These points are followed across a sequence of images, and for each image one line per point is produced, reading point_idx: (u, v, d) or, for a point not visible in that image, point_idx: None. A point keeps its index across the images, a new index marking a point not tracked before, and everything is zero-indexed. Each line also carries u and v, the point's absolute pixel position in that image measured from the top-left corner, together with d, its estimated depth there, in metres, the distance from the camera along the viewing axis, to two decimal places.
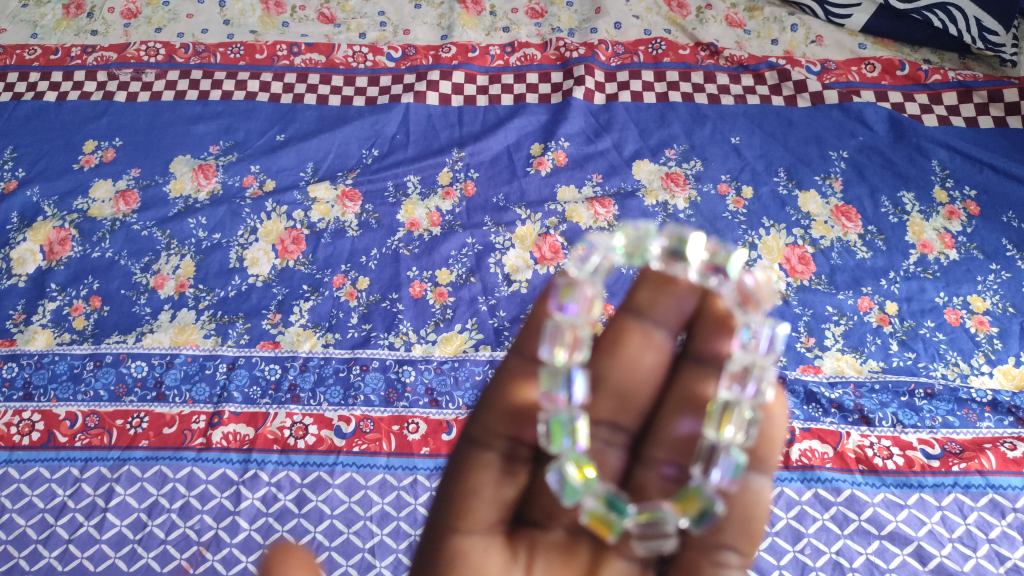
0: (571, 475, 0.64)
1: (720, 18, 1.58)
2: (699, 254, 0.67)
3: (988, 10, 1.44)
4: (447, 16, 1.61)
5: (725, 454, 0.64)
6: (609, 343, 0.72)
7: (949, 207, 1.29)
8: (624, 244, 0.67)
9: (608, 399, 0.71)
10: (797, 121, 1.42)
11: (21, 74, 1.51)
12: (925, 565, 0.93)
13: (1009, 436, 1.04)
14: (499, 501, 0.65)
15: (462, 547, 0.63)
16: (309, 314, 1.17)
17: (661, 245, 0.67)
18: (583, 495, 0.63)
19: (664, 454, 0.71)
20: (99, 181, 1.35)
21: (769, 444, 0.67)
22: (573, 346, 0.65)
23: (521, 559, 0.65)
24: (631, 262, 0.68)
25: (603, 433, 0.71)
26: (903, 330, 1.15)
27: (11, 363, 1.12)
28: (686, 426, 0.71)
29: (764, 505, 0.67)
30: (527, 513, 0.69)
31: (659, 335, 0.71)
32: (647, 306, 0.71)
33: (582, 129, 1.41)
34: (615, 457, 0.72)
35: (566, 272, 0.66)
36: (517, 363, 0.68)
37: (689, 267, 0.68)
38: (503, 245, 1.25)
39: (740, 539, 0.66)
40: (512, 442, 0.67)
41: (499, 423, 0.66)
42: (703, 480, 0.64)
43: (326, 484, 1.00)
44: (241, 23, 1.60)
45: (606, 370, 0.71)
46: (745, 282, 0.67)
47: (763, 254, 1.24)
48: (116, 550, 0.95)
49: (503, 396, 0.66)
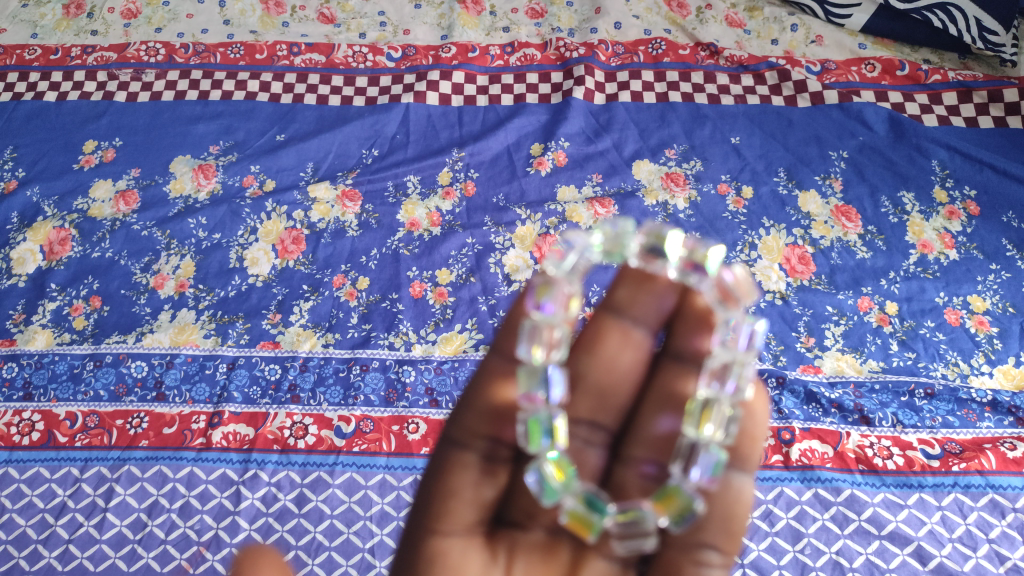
0: (550, 474, 0.64)
1: (720, 18, 1.58)
2: (677, 251, 0.68)
3: (988, 10, 1.44)
4: (447, 16, 1.61)
5: (704, 452, 0.63)
6: (587, 342, 0.71)
7: (949, 207, 1.29)
8: (602, 241, 0.69)
9: (587, 398, 0.71)
10: (797, 121, 1.42)
11: (21, 74, 1.51)
12: (925, 565, 0.93)
13: (1009, 436, 1.04)
14: (479, 502, 0.65)
15: (441, 548, 0.63)
16: (309, 315, 1.17)
17: (640, 242, 0.69)
18: (562, 494, 0.63)
19: (644, 453, 0.70)
20: (99, 181, 1.35)
21: (750, 441, 0.66)
22: (550, 345, 0.65)
23: (501, 560, 0.65)
24: (610, 258, 0.70)
25: (583, 432, 0.71)
26: (903, 330, 1.15)
27: (11, 363, 1.12)
28: (666, 424, 0.70)
29: (745, 504, 0.67)
30: (507, 513, 0.69)
31: (638, 333, 0.71)
32: (626, 304, 0.71)
33: (582, 129, 1.41)
34: (595, 456, 0.71)
35: (544, 272, 0.68)
36: (497, 363, 0.68)
37: (668, 264, 0.69)
38: (502, 245, 1.25)
39: (721, 538, 0.66)
40: (492, 442, 0.66)
41: (479, 423, 0.66)
42: (682, 478, 0.63)
43: (326, 484, 1.01)
44: (241, 23, 1.60)
45: (584, 368, 0.71)
46: (723, 279, 0.68)
47: (763, 254, 1.24)
48: (116, 550, 0.95)
49: (483, 396, 0.66)
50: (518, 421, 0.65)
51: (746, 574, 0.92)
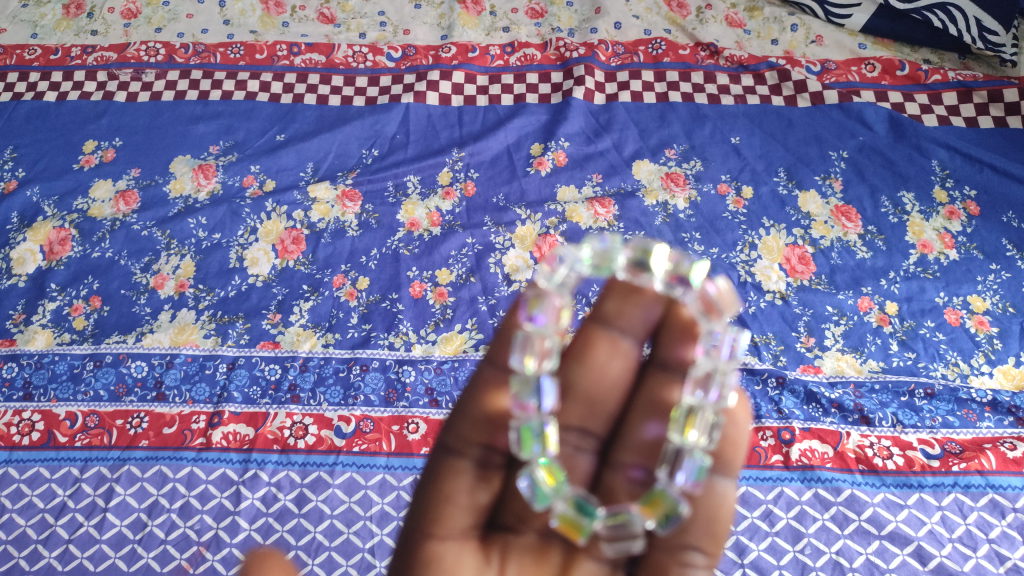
0: (541, 479, 0.64)
1: (720, 18, 1.58)
2: (663, 264, 0.67)
3: (988, 10, 1.44)
4: (447, 16, 1.61)
5: (688, 457, 0.63)
6: (577, 351, 0.71)
7: (948, 207, 1.29)
8: (591, 255, 0.68)
9: (577, 406, 0.71)
10: (797, 121, 1.42)
11: (21, 74, 1.51)
12: (925, 565, 0.93)
13: (1009, 436, 1.04)
14: (474, 507, 0.65)
15: (436, 552, 0.63)
16: (309, 314, 1.17)
17: (626, 256, 0.68)
18: (553, 498, 0.63)
19: (632, 458, 0.71)
20: (99, 181, 1.35)
21: (733, 446, 0.66)
22: (542, 355, 0.65)
23: (495, 562, 0.65)
24: (599, 272, 0.68)
25: (573, 438, 0.71)
26: (903, 330, 1.15)
27: (11, 363, 1.12)
28: (654, 430, 0.70)
29: (729, 506, 0.67)
30: (500, 517, 0.69)
31: (626, 344, 0.70)
32: (614, 315, 0.70)
33: (582, 129, 1.41)
34: (585, 461, 0.71)
35: (535, 284, 0.66)
36: (490, 372, 0.67)
37: (654, 278, 0.68)
38: (502, 245, 1.25)
39: (706, 539, 0.66)
40: (485, 449, 0.66)
41: (474, 431, 0.65)
42: (668, 482, 0.64)
43: (326, 484, 1.01)
44: (241, 23, 1.60)
45: (574, 378, 0.70)
46: (707, 291, 0.67)
47: (763, 254, 1.24)
48: (116, 550, 0.95)
49: (477, 405, 0.66)
50: (511, 428, 0.65)
51: (746, 574, 0.92)
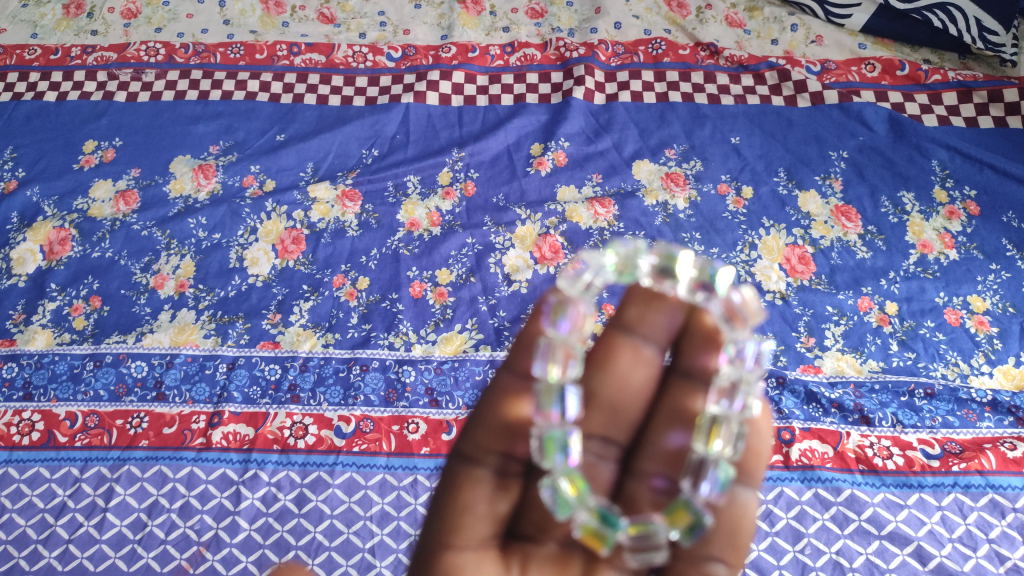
0: (564, 488, 0.63)
1: (720, 18, 1.58)
2: (688, 271, 0.68)
3: (988, 10, 1.44)
4: (447, 16, 1.61)
5: (713, 468, 0.63)
6: (599, 359, 0.71)
7: (948, 207, 1.29)
8: (615, 262, 0.68)
9: (599, 415, 0.70)
10: (797, 121, 1.42)
11: (21, 74, 1.51)
12: (925, 565, 0.93)
13: (1009, 436, 1.04)
14: (494, 517, 0.64)
15: (455, 563, 0.62)
16: (309, 314, 1.17)
17: (651, 262, 0.69)
18: (576, 508, 0.63)
19: (654, 468, 0.70)
20: (99, 180, 1.35)
21: (755, 457, 0.67)
22: (565, 362, 0.65)
23: (516, 569, 0.64)
24: (622, 278, 0.69)
25: (594, 447, 0.71)
26: (903, 330, 1.15)
27: (11, 363, 1.12)
28: (677, 439, 0.70)
29: (751, 517, 0.67)
30: (519, 527, 0.68)
31: (649, 351, 0.70)
32: (636, 322, 0.71)
33: (582, 129, 1.41)
34: (606, 470, 0.71)
35: (558, 290, 0.67)
36: (510, 380, 0.68)
37: (677, 284, 0.69)
38: (502, 245, 1.25)
39: (728, 551, 0.66)
40: (503, 458, 0.66)
41: (492, 439, 0.65)
42: (692, 493, 0.63)
43: (326, 484, 1.00)
44: (241, 23, 1.60)
45: (597, 386, 0.70)
46: (732, 299, 0.68)
47: (763, 253, 1.24)
48: (116, 550, 0.95)
49: (495, 412, 0.66)
50: (531, 437, 0.65)
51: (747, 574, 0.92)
